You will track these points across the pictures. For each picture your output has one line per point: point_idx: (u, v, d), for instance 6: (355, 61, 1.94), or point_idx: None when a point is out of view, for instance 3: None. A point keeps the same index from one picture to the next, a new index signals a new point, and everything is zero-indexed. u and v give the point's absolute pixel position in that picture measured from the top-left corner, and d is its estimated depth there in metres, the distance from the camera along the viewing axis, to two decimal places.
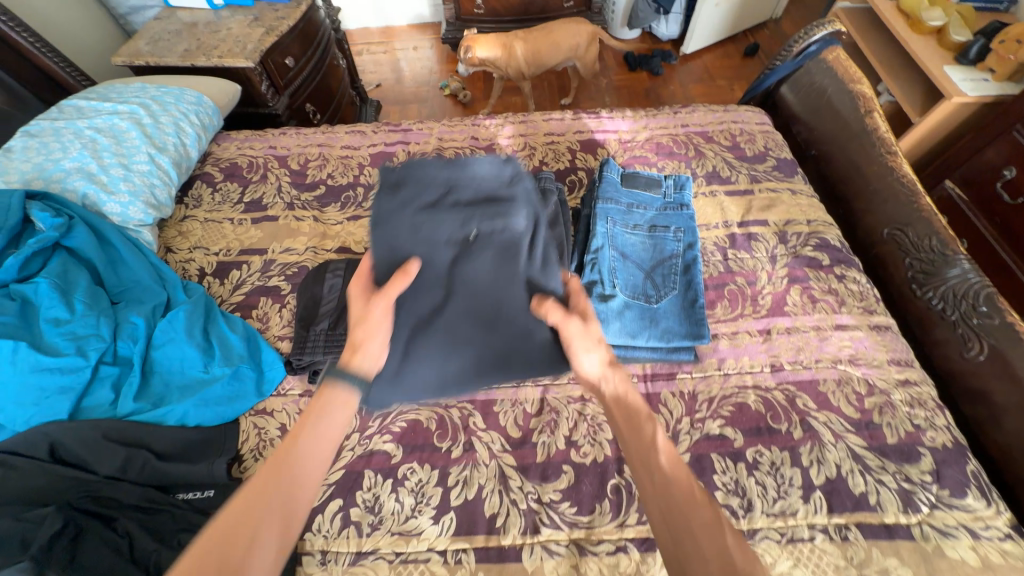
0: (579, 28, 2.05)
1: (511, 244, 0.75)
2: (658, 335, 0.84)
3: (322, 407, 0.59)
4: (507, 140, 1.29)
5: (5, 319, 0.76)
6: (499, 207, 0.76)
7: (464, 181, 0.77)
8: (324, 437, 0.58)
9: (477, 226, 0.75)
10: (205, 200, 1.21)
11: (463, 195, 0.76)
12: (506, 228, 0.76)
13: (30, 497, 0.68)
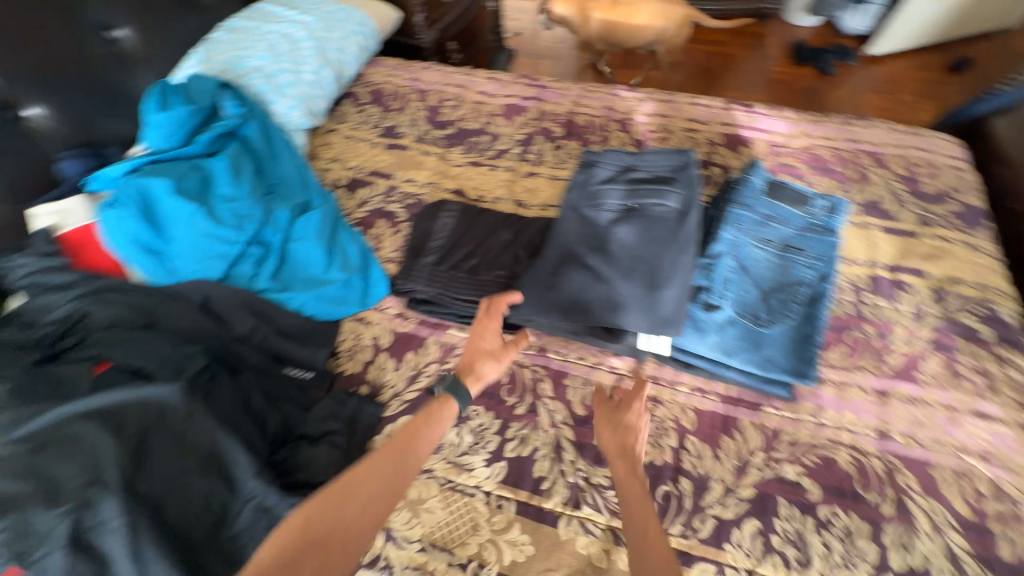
0: (669, 11, 1.85)
1: (664, 222, 0.73)
2: (757, 361, 0.78)
3: (431, 418, 0.72)
4: (643, 117, 1.22)
5: (192, 184, 0.92)
6: (666, 190, 0.75)
7: (646, 159, 0.80)
8: (425, 445, 0.69)
9: (640, 200, 0.76)
10: (349, 118, 1.31)
11: (640, 170, 0.79)
12: (664, 210, 0.74)
13: (184, 332, 0.83)
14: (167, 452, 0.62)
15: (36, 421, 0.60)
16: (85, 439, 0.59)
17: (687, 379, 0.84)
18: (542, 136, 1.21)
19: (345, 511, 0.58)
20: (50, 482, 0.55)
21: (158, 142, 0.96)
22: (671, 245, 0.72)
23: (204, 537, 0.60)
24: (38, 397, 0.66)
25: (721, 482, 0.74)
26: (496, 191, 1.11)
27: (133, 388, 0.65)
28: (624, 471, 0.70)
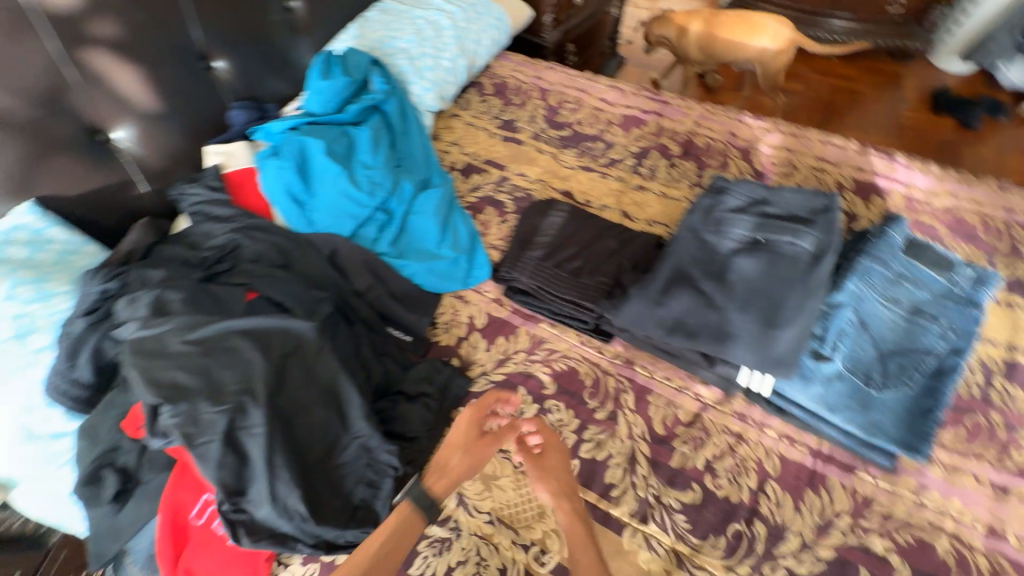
0: (775, 31, 1.91)
1: (793, 262, 0.72)
2: (860, 423, 0.74)
3: (391, 532, 0.66)
4: (768, 148, 1.18)
5: (340, 148, 1.02)
6: (801, 230, 0.73)
7: (781, 195, 0.79)
8: (387, 562, 0.64)
9: (771, 235, 0.75)
10: (472, 106, 1.38)
11: (773, 206, 0.78)
12: (796, 249, 0.73)
13: (312, 278, 0.93)
14: (299, 381, 0.71)
15: (205, 330, 0.70)
16: (241, 354, 0.68)
17: (777, 423, 0.81)
18: (658, 152, 1.21)
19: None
20: (213, 383, 0.65)
21: (317, 106, 1.07)
22: (799, 286, 0.70)
23: (316, 460, 0.68)
24: (203, 309, 0.77)
25: (798, 535, 0.72)
26: (604, 199, 1.13)
27: (279, 319, 0.74)
28: (567, 514, 0.72)
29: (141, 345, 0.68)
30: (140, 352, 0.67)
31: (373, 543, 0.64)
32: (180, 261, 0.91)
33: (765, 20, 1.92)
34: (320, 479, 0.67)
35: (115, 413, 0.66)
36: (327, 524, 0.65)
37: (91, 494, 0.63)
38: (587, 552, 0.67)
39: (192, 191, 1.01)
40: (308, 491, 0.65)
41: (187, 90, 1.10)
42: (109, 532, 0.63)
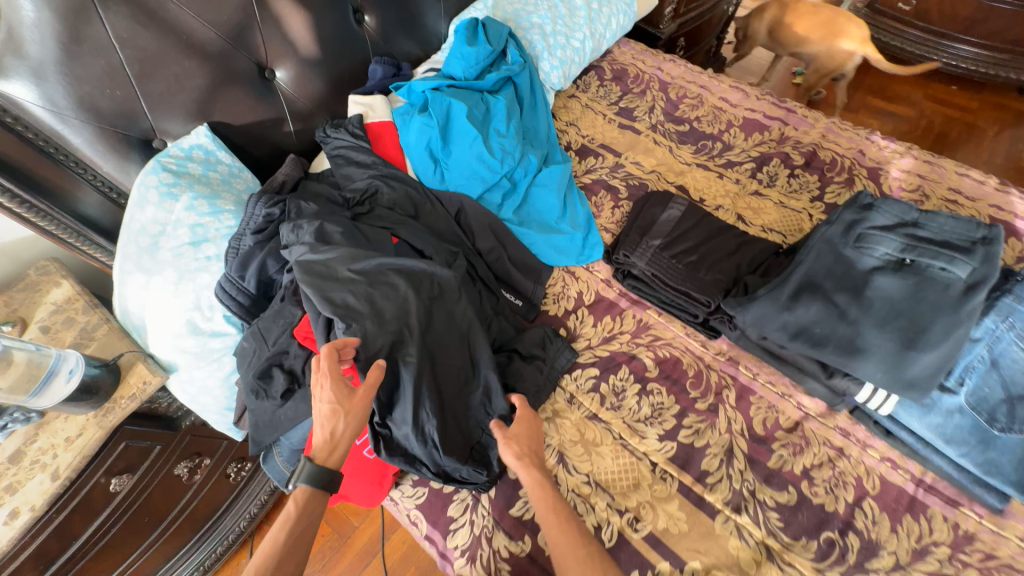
0: (838, 30, 1.82)
1: (942, 287, 0.71)
2: (976, 460, 0.74)
3: (296, 514, 0.59)
4: (898, 172, 1.14)
5: (478, 114, 1.07)
6: (956, 257, 0.72)
7: (934, 220, 0.77)
8: (302, 543, 0.58)
9: (920, 259, 0.74)
10: (590, 90, 1.39)
11: (925, 230, 0.77)
12: (947, 277, 0.72)
13: (440, 233, 0.99)
14: (440, 324, 0.78)
15: (366, 262, 0.77)
16: (396, 290, 0.76)
17: (881, 446, 0.82)
18: (779, 160, 1.19)
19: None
20: (375, 311, 0.73)
21: (458, 71, 1.12)
22: (947, 312, 0.70)
23: (450, 395, 0.76)
24: (356, 244, 0.85)
25: (893, 555, 0.73)
26: (719, 199, 1.13)
27: (428, 266, 0.81)
28: (528, 470, 0.68)
29: (314, 266, 0.76)
30: (312, 272, 0.75)
31: (278, 535, 0.57)
32: (326, 194, 0.99)
33: (841, 16, 1.82)
34: (451, 413, 0.76)
35: (284, 323, 0.76)
36: (453, 453, 0.74)
37: (262, 387, 0.72)
38: (546, 500, 0.65)
39: (335, 134, 1.07)
40: (440, 422, 0.74)
41: (340, 40, 1.17)
42: (271, 423, 0.73)
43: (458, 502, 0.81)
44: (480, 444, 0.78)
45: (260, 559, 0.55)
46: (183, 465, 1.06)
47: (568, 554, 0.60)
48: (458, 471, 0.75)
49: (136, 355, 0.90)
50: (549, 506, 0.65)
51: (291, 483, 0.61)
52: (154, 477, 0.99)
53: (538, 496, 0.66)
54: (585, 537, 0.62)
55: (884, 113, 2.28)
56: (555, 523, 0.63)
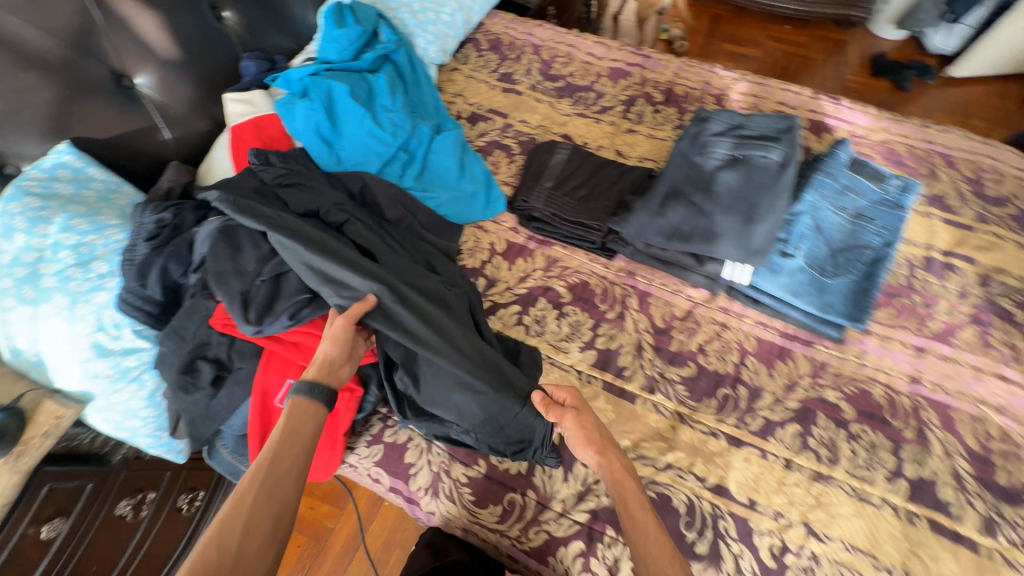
0: None
1: (765, 171, 0.88)
2: (817, 304, 0.93)
3: (292, 421, 0.62)
4: (737, 95, 1.34)
5: (361, 93, 1.10)
6: (770, 144, 0.90)
7: (752, 119, 0.95)
8: (297, 444, 0.61)
9: (747, 151, 0.91)
10: (470, 61, 1.46)
11: (747, 128, 0.94)
12: (767, 160, 0.89)
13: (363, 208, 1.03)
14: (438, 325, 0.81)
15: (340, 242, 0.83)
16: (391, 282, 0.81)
17: (753, 313, 0.99)
18: (644, 100, 1.34)
19: (227, 546, 0.51)
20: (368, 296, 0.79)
21: (333, 54, 1.14)
22: (770, 188, 0.87)
23: (462, 396, 0.79)
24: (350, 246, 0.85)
25: (772, 393, 0.91)
26: (599, 140, 1.27)
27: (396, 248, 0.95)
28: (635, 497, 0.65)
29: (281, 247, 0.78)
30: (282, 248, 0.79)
31: (279, 433, 0.61)
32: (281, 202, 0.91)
33: None
34: (464, 406, 0.79)
35: (199, 317, 0.76)
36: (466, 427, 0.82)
37: (189, 381, 0.73)
38: (650, 519, 0.62)
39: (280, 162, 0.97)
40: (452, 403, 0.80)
41: (200, 39, 1.13)
42: (207, 415, 0.74)
43: (413, 447, 0.87)
44: (506, 426, 0.80)
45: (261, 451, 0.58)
46: (124, 504, 1.01)
47: None
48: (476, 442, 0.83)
49: (40, 393, 0.82)
50: (655, 533, 0.61)
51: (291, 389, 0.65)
52: (92, 520, 0.94)
53: (642, 528, 0.61)
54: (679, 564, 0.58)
55: (738, 56, 2.59)
56: (661, 553, 0.59)
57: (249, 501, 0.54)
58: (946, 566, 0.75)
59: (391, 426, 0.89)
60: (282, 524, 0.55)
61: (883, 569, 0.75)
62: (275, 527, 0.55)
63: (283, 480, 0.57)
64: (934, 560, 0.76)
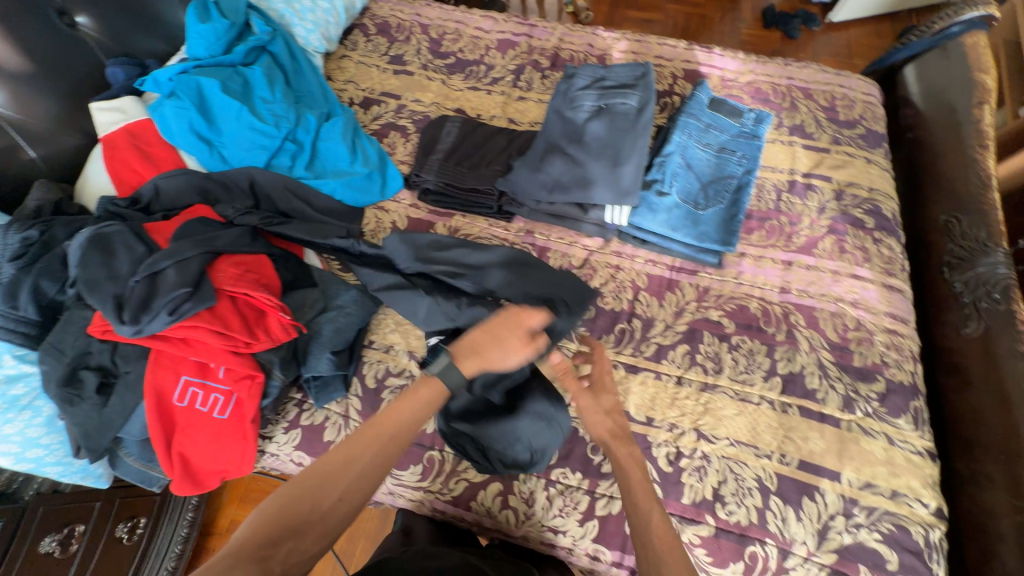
0: None
1: (626, 116, 0.96)
2: (694, 235, 1.02)
3: (420, 402, 0.68)
4: (619, 54, 1.41)
5: (235, 87, 1.08)
6: (628, 90, 0.97)
7: (613, 69, 1.03)
8: (408, 432, 0.66)
9: (608, 99, 0.98)
10: (359, 46, 1.44)
11: (608, 79, 1.01)
12: (626, 105, 0.97)
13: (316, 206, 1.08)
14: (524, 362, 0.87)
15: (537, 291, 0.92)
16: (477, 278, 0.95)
17: (643, 253, 1.07)
18: (531, 67, 1.39)
19: (323, 500, 0.59)
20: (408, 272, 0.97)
21: (201, 51, 1.11)
22: (631, 132, 0.95)
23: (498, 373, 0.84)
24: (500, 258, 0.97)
25: (662, 321, 0.99)
26: (491, 111, 1.30)
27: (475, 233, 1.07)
28: (648, 509, 0.67)
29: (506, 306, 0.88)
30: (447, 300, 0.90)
31: (402, 416, 0.66)
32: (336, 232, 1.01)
33: None
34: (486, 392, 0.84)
35: (77, 327, 0.75)
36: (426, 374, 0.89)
37: (73, 393, 0.72)
38: (650, 498, 0.68)
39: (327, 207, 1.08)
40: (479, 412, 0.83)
41: (53, 50, 1.07)
42: (101, 425, 0.73)
43: (331, 426, 0.89)
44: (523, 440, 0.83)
45: (379, 426, 0.64)
46: (49, 540, 0.96)
47: (664, 548, 0.62)
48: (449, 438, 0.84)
49: None
50: (657, 512, 0.66)
51: (430, 372, 0.70)
52: (12, 562, 0.90)
53: (656, 536, 0.63)
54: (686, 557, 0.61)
55: (642, 21, 2.68)
56: (663, 532, 0.64)
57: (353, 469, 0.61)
58: (813, 443, 0.86)
59: (308, 409, 0.91)
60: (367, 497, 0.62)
61: (763, 456, 0.85)
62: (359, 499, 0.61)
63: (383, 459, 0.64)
64: (804, 440, 0.86)
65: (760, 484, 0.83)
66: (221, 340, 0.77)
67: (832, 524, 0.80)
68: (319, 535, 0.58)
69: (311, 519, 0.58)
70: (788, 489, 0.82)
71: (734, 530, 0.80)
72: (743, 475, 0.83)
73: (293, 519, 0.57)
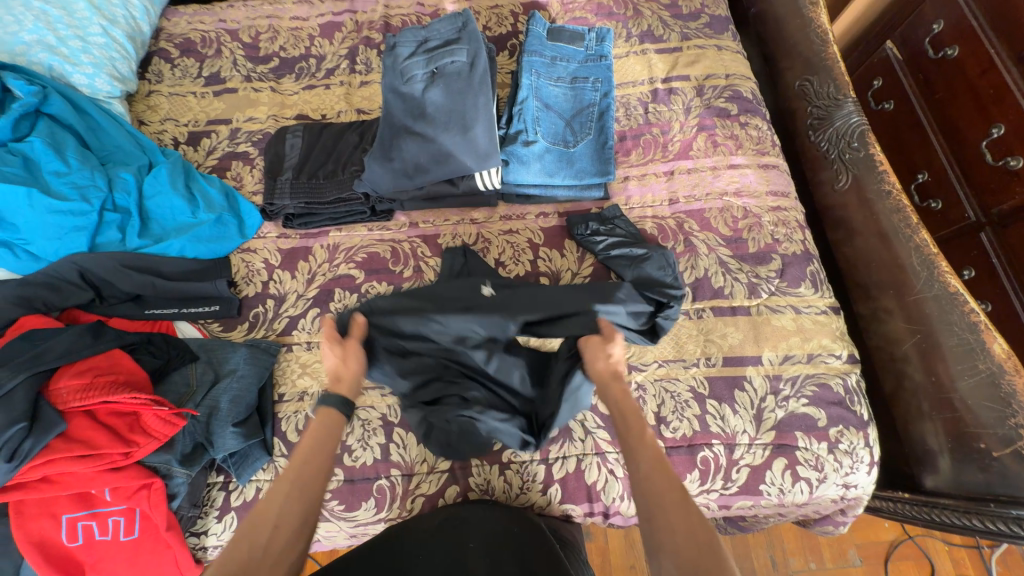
0: None
1: (459, 75, 0.92)
2: (573, 175, 0.99)
3: (317, 435, 0.68)
4: (452, 6, 1.29)
5: (14, 170, 0.90)
6: (452, 48, 0.93)
7: (432, 28, 0.96)
8: (324, 454, 0.67)
9: (437, 62, 0.93)
10: (165, 75, 1.24)
11: (430, 40, 0.96)
12: (456, 64, 0.93)
13: (189, 276, 0.96)
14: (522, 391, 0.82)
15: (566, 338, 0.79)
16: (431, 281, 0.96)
17: (533, 208, 1.04)
18: (364, 46, 1.25)
19: (258, 539, 0.57)
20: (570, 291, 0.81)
21: None
22: (470, 89, 0.91)
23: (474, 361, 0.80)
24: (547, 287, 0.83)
25: (568, 270, 0.97)
26: (336, 107, 1.18)
27: (676, 301, 0.87)
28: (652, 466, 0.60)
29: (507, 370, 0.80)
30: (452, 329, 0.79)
31: (308, 441, 0.67)
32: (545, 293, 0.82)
33: None
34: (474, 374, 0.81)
35: None
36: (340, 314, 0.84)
37: None
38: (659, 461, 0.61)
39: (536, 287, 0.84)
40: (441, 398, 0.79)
41: None
42: None
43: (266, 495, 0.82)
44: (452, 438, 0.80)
45: (294, 458, 0.65)
46: None
47: (671, 507, 0.56)
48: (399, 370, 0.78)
49: None
50: (666, 474, 0.59)
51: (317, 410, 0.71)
52: None
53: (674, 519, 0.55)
54: (696, 515, 0.56)
55: None
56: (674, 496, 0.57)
57: (286, 494, 0.61)
58: (732, 338, 0.89)
59: (235, 488, 0.82)
60: (308, 522, 0.61)
61: (691, 365, 0.87)
62: (299, 525, 0.60)
63: (305, 489, 0.62)
64: (723, 337, 0.89)
65: (695, 393, 0.85)
66: (89, 463, 0.69)
67: (765, 405, 0.84)
68: (272, 566, 0.56)
69: (252, 562, 0.55)
70: (720, 388, 0.86)
71: (683, 444, 0.83)
72: (677, 391, 0.86)
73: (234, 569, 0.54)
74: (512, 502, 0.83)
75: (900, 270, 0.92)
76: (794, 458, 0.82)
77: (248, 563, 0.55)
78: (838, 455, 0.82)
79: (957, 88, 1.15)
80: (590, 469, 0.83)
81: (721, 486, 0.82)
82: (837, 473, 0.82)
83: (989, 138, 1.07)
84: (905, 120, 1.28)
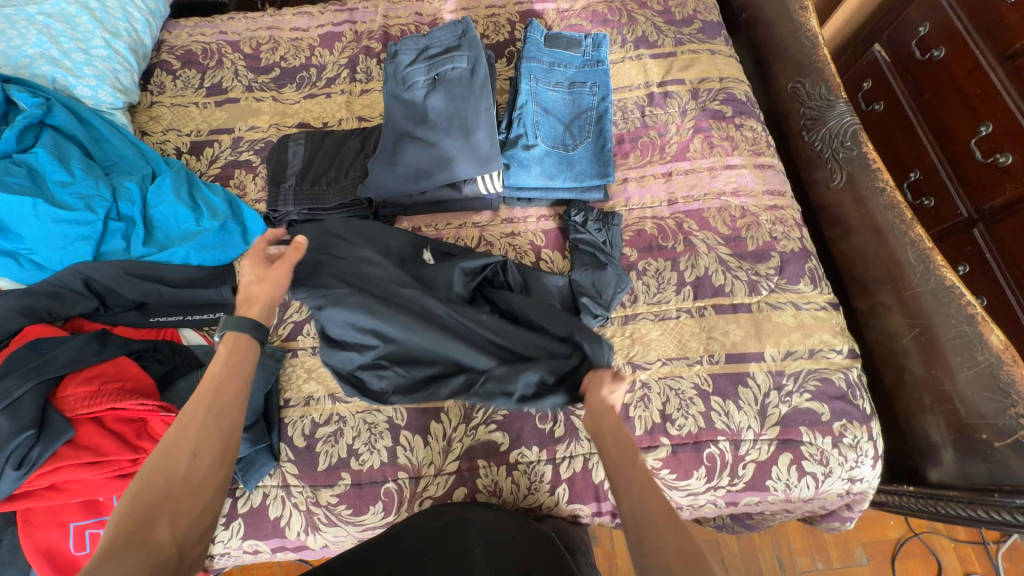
0: None
1: (460, 80, 0.94)
2: (573, 177, 1.01)
3: (228, 358, 0.67)
4: (450, 15, 1.31)
5: (20, 181, 0.91)
6: (453, 55, 0.95)
7: (433, 36, 0.99)
8: (239, 376, 0.66)
9: (439, 69, 0.95)
10: (167, 86, 1.26)
11: (431, 48, 0.98)
12: (458, 70, 0.95)
13: (194, 284, 0.97)
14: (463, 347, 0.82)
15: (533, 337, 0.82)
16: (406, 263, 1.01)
17: (534, 211, 1.05)
18: (364, 56, 1.27)
19: (175, 466, 0.56)
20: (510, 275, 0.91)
21: None
22: (472, 95, 0.93)
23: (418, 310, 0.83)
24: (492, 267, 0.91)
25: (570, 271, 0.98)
26: (337, 115, 1.19)
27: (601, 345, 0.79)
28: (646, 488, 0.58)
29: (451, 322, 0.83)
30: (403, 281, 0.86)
31: (219, 367, 0.66)
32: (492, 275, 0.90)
33: None
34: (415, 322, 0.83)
35: None
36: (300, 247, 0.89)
37: None
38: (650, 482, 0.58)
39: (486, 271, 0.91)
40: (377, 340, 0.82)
41: None
42: None
43: (273, 501, 0.82)
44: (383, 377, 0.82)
45: (201, 385, 0.63)
46: None
47: (661, 527, 0.54)
48: (349, 297, 0.82)
49: None
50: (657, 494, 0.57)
51: (221, 335, 0.70)
52: None
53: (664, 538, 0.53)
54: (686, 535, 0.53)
55: None
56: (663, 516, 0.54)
57: (204, 419, 0.60)
58: (733, 335, 0.90)
59: (242, 494, 0.82)
60: (230, 442, 0.61)
61: (694, 363, 0.88)
62: (222, 447, 0.60)
63: (221, 411, 0.62)
64: (725, 334, 0.90)
65: (699, 390, 0.86)
66: (97, 470, 0.69)
67: (769, 401, 0.85)
68: (195, 489, 0.56)
69: (172, 492, 0.55)
70: (723, 384, 0.86)
71: (689, 441, 0.84)
72: (681, 388, 0.86)
73: (156, 498, 0.54)
74: (519, 503, 0.83)
75: (897, 265, 0.93)
76: (798, 452, 0.82)
77: (171, 488, 0.55)
78: (843, 448, 0.83)
79: (944, 88, 1.17)
80: (597, 468, 0.83)
81: (728, 483, 0.83)
82: (841, 466, 0.82)
83: (978, 136, 1.10)
84: (895, 120, 1.31)
